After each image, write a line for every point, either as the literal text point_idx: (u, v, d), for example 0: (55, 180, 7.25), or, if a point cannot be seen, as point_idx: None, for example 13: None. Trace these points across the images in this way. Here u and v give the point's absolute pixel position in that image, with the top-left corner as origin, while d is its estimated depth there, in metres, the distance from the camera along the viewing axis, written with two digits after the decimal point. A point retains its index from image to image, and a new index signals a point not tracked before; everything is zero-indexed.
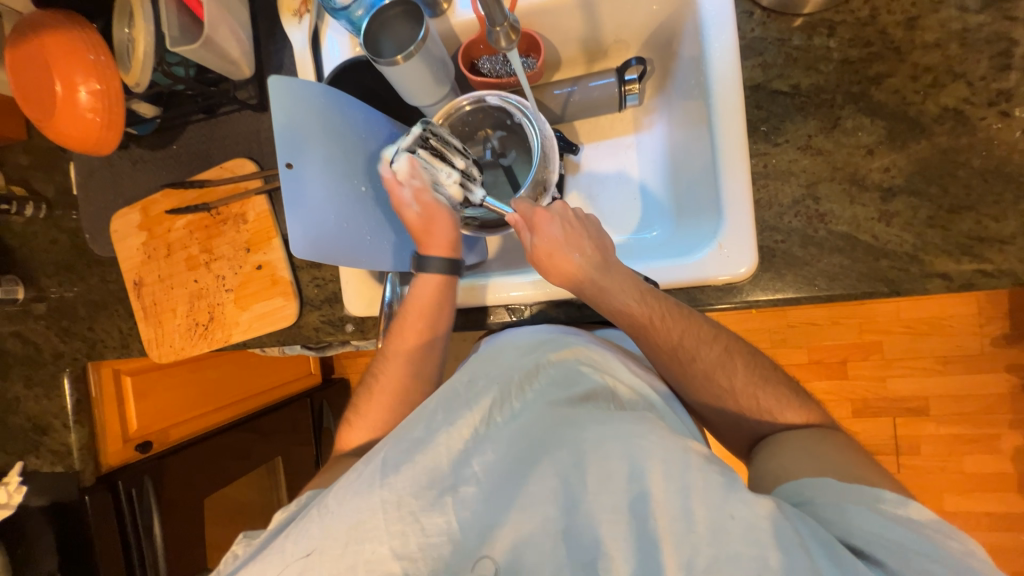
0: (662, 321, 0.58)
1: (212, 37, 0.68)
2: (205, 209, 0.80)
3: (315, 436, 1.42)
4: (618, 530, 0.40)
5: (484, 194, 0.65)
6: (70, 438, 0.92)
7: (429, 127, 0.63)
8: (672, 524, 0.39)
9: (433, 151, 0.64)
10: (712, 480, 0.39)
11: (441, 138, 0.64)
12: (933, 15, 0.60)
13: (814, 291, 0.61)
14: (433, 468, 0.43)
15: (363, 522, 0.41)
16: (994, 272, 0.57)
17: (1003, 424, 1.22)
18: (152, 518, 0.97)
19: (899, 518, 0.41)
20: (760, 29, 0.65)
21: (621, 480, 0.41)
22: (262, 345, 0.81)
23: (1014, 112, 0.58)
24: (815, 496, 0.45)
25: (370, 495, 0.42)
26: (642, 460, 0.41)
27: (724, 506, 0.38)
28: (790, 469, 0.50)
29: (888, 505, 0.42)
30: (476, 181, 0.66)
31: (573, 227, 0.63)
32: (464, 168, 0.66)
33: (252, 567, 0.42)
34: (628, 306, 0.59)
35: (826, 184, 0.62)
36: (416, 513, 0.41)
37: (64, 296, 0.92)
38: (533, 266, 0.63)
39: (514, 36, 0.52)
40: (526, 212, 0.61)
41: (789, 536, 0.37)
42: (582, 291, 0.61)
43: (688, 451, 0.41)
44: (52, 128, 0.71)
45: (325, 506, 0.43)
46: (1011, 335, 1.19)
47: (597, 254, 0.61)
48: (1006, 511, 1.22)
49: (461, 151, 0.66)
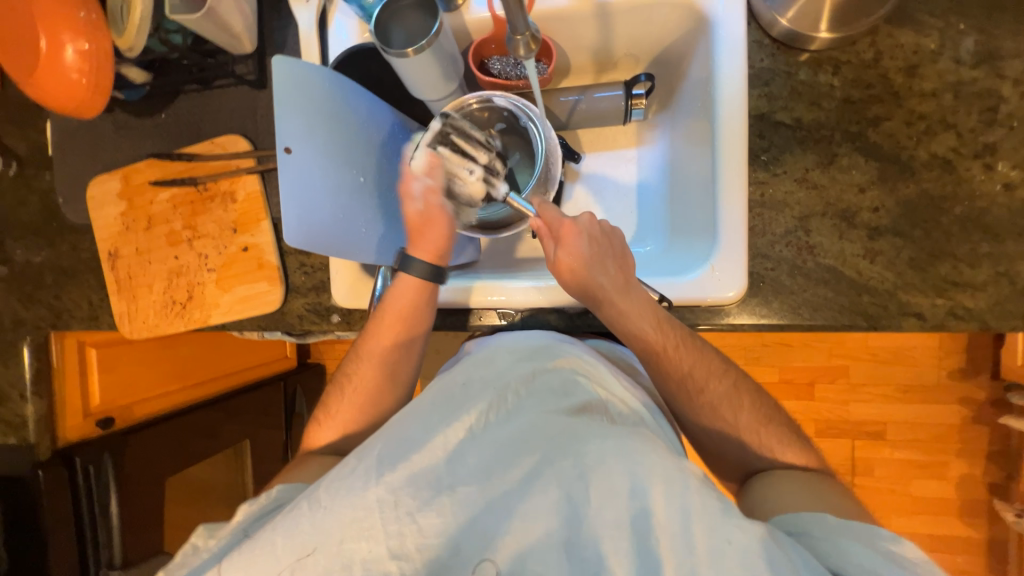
0: (655, 336, 0.60)
1: (215, 7, 0.66)
2: (192, 184, 0.77)
3: (286, 421, 1.39)
4: (620, 546, 0.41)
5: (506, 189, 0.64)
6: (28, 410, 0.89)
7: (448, 121, 0.65)
8: (673, 543, 0.40)
9: (455, 147, 0.65)
10: (711, 506, 0.40)
11: (462, 133, 0.66)
12: (931, 65, 0.63)
13: (797, 319, 0.64)
14: (429, 469, 0.44)
15: (358, 519, 0.42)
16: (965, 315, 0.61)
17: (952, 453, 1.29)
18: (110, 498, 0.93)
19: (892, 554, 0.43)
20: (769, 60, 0.67)
21: (622, 497, 0.42)
22: (242, 329, 0.79)
23: (997, 166, 0.61)
24: (813, 529, 0.47)
25: (367, 493, 0.42)
26: (643, 479, 0.42)
27: (721, 531, 0.39)
28: (788, 500, 0.52)
29: (883, 541, 0.44)
30: (500, 176, 0.66)
31: (598, 246, 0.62)
32: (487, 163, 0.66)
33: (237, 555, 0.42)
34: (643, 332, 0.60)
35: (818, 219, 0.64)
36: (412, 514, 0.42)
37: (30, 260, 0.87)
38: (555, 278, 0.63)
39: (534, 46, 0.52)
40: (553, 222, 0.62)
41: (780, 562, 0.39)
42: (600, 311, 0.62)
43: (685, 470, 0.42)
44: (32, 84, 0.67)
45: (316, 501, 0.43)
46: (966, 370, 1.26)
47: (619, 275, 0.61)
48: (948, 534, 1.30)
49: (483, 145, 0.67)
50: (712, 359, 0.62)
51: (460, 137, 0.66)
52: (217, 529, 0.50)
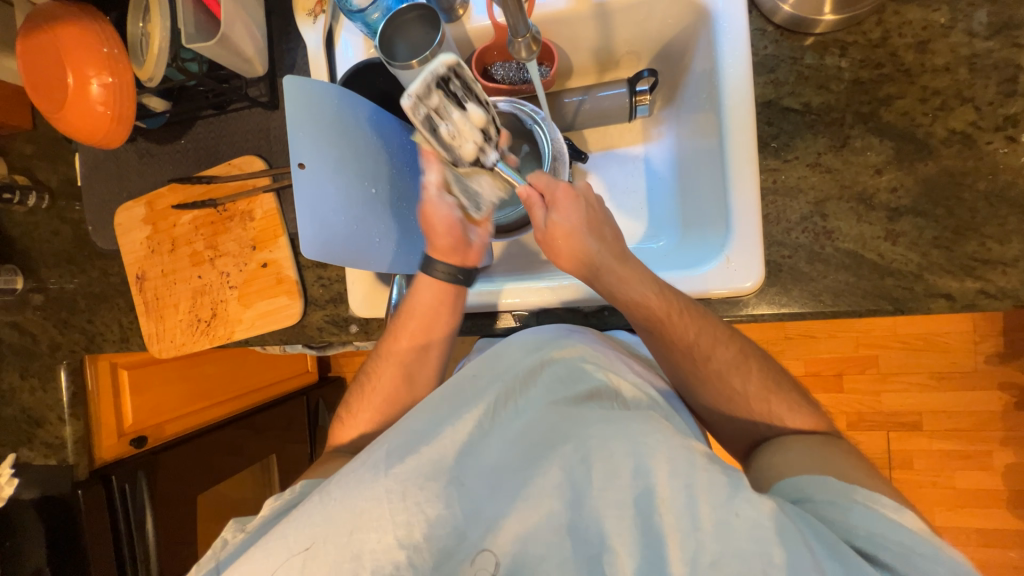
0: (666, 318, 0.59)
1: (228, 34, 0.68)
2: (212, 206, 0.80)
3: (310, 435, 1.41)
4: (623, 525, 0.42)
5: (497, 158, 0.61)
6: (65, 432, 0.90)
7: (456, 68, 0.56)
8: (677, 520, 0.41)
9: (455, 99, 0.58)
10: (717, 481, 0.41)
11: (464, 82, 0.58)
12: (944, 39, 0.61)
13: (819, 307, 0.62)
14: (437, 460, 0.47)
15: (368, 510, 0.44)
16: (997, 293, 0.58)
17: (995, 441, 1.23)
18: (145, 515, 0.96)
19: (901, 521, 0.42)
20: (773, 47, 0.66)
21: (625, 478, 0.43)
22: (264, 344, 0.80)
23: (1019, 137, 0.59)
24: (816, 495, 0.46)
25: (376, 485, 0.45)
26: (647, 460, 0.43)
27: (728, 505, 0.40)
28: (791, 468, 0.51)
29: (887, 508, 0.43)
30: (493, 141, 0.61)
31: (592, 214, 0.64)
32: (483, 123, 0.60)
33: (253, 551, 0.44)
34: (645, 297, 0.59)
35: (834, 203, 0.62)
36: (421, 504, 0.45)
37: (64, 287, 0.91)
38: (544, 247, 0.63)
39: (535, 47, 0.54)
40: (546, 188, 0.62)
41: (792, 533, 0.39)
42: (601, 281, 0.61)
43: (691, 451, 0.43)
44: (61, 119, 0.71)
45: (327, 493, 0.45)
46: (1004, 354, 1.21)
47: (616, 244, 0.62)
48: (995, 527, 1.24)
49: (482, 100, 0.60)
50: (725, 339, 0.60)
51: (460, 88, 0.58)
52: (246, 522, 0.52)
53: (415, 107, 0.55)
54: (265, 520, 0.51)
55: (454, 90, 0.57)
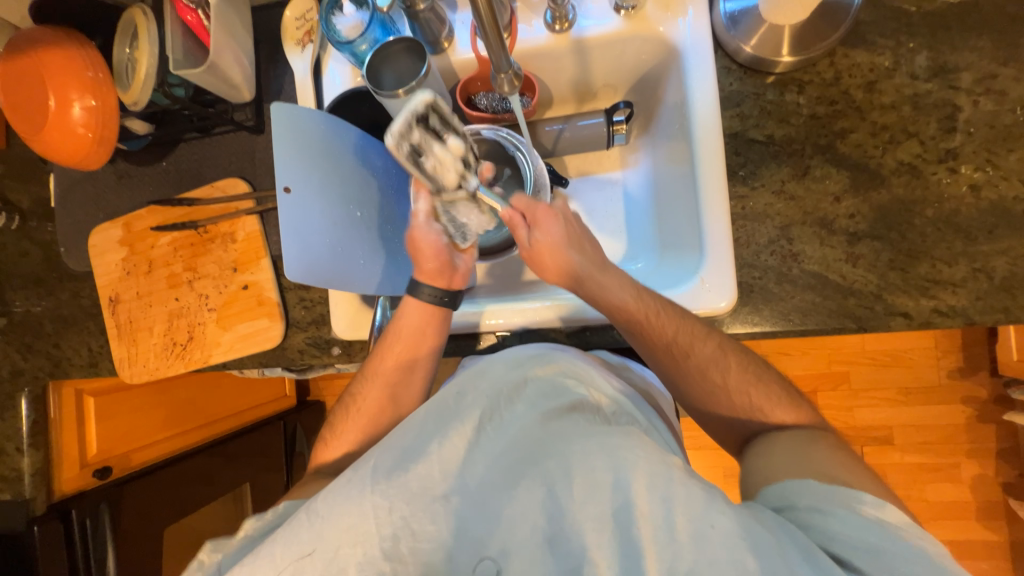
0: (647, 321, 0.60)
1: (216, 62, 0.70)
2: (192, 228, 0.80)
3: (286, 462, 1.37)
4: (602, 538, 0.42)
5: (478, 183, 0.64)
6: (23, 463, 0.86)
7: (433, 103, 0.58)
8: (654, 532, 0.41)
9: (434, 133, 0.59)
10: (694, 494, 0.42)
11: (441, 116, 0.59)
12: (889, 80, 0.67)
13: (789, 325, 0.65)
14: (425, 478, 0.46)
15: (355, 525, 0.43)
16: (949, 312, 0.62)
17: (961, 453, 1.28)
18: (106, 553, 0.90)
19: (876, 519, 0.44)
20: (738, 84, 0.71)
21: (606, 490, 0.44)
22: (243, 367, 0.79)
23: (960, 169, 0.64)
24: (798, 500, 0.47)
25: (362, 500, 0.44)
26: (626, 473, 0.44)
27: (704, 517, 0.41)
28: (776, 473, 0.52)
29: (865, 506, 0.45)
30: (473, 168, 0.64)
31: (572, 228, 0.65)
32: (462, 152, 0.62)
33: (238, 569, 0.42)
34: (625, 303, 0.61)
35: (798, 227, 0.66)
36: (407, 519, 0.44)
37: (30, 310, 0.88)
38: (529, 261, 0.65)
39: (517, 82, 0.57)
40: (525, 208, 0.64)
41: (765, 544, 0.40)
42: (582, 290, 0.63)
43: (669, 465, 0.44)
44: (40, 141, 0.71)
45: (313, 510, 0.44)
46: (964, 369, 1.27)
47: (596, 255, 0.64)
48: (966, 538, 1.27)
49: (459, 131, 0.62)
50: (703, 335, 0.61)
51: (438, 122, 0.59)
52: (222, 544, 0.50)
53: (399, 145, 0.56)
54: (243, 544, 0.49)
55: (433, 125, 0.59)
